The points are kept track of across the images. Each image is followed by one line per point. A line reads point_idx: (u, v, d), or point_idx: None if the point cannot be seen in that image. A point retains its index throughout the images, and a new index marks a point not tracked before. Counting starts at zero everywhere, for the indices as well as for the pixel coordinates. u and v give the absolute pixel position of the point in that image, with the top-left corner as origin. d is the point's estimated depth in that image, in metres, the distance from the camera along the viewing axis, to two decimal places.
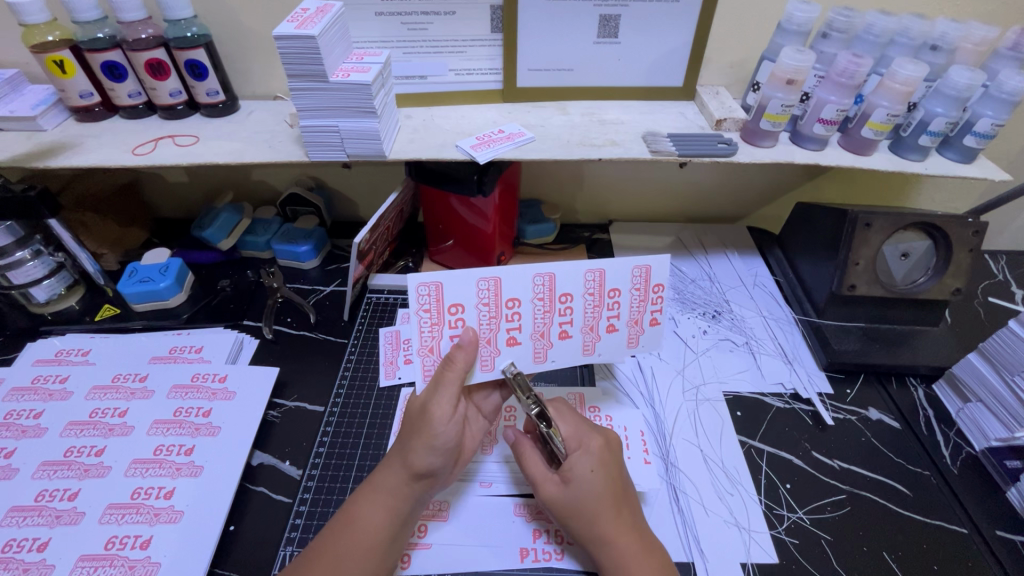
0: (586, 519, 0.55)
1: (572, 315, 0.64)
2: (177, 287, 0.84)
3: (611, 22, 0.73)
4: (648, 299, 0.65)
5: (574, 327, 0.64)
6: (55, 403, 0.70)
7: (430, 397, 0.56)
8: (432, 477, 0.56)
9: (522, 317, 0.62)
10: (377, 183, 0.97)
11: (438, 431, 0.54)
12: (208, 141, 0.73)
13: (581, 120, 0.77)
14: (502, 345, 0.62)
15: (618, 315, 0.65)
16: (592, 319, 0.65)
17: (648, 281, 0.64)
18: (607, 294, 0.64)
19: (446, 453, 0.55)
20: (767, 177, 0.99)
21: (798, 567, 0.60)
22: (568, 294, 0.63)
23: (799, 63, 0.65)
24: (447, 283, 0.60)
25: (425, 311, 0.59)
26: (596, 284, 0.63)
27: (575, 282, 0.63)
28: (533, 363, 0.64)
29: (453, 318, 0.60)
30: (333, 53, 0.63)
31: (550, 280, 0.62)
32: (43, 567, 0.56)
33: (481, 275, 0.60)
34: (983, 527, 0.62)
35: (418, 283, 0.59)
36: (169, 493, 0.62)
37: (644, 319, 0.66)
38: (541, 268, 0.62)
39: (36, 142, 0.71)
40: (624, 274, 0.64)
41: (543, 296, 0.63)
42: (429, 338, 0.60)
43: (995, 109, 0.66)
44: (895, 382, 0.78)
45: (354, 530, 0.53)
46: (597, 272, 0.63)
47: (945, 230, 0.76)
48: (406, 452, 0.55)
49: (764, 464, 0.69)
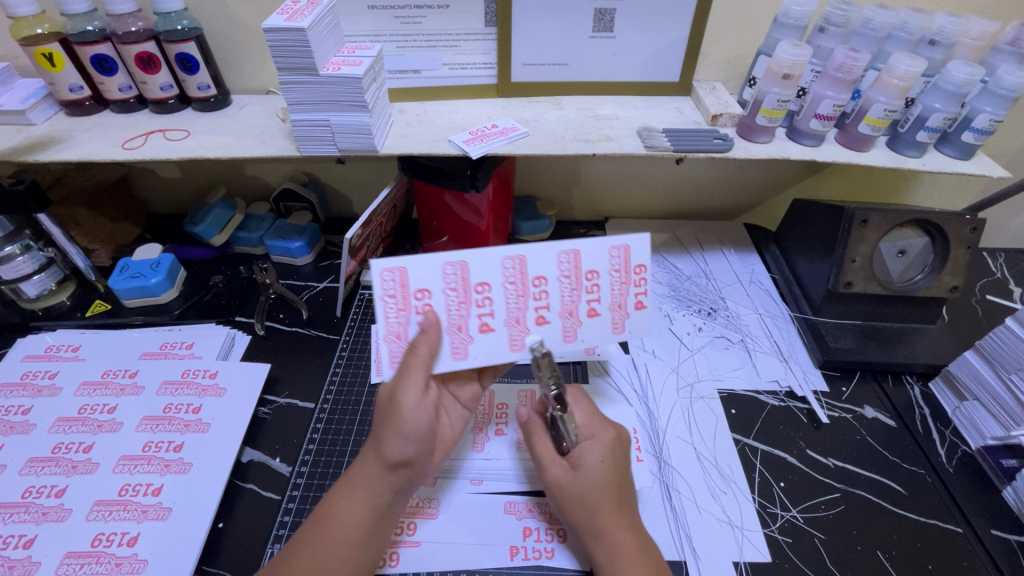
0: (586, 508, 0.54)
1: (549, 299, 0.59)
2: (169, 283, 0.83)
3: (606, 16, 0.72)
4: (631, 281, 0.60)
5: (551, 312, 0.59)
6: (43, 399, 0.69)
7: (397, 385, 0.53)
8: (410, 467, 0.54)
9: (494, 302, 0.58)
10: (371, 179, 0.97)
11: (408, 418, 0.52)
12: (199, 135, 0.72)
13: (575, 116, 0.77)
14: (474, 332, 0.58)
15: (599, 299, 0.60)
16: (570, 303, 0.60)
17: (628, 262, 0.60)
18: (584, 277, 0.59)
19: (420, 440, 0.53)
20: (765, 174, 0.98)
21: (790, 566, 0.59)
22: (542, 277, 0.58)
23: (796, 57, 0.64)
24: (413, 269, 0.56)
25: (390, 297, 0.56)
26: (571, 266, 0.59)
27: (548, 264, 0.58)
28: (509, 351, 0.59)
29: (420, 304, 0.56)
30: (323, 46, 0.63)
31: (521, 263, 0.57)
32: (28, 564, 0.55)
33: (447, 259, 0.56)
34: (979, 526, 0.62)
35: (380, 269, 0.55)
36: (157, 490, 0.61)
37: (628, 302, 0.61)
38: (511, 250, 0.57)
39: (25, 136, 0.70)
40: (602, 255, 0.59)
41: (514, 279, 0.58)
42: (396, 324, 0.56)
43: (994, 104, 0.66)
44: (891, 380, 0.77)
45: (332, 527, 0.52)
46: (571, 254, 0.58)
47: (943, 227, 0.75)
48: (380, 443, 0.53)
49: (758, 462, 0.68)
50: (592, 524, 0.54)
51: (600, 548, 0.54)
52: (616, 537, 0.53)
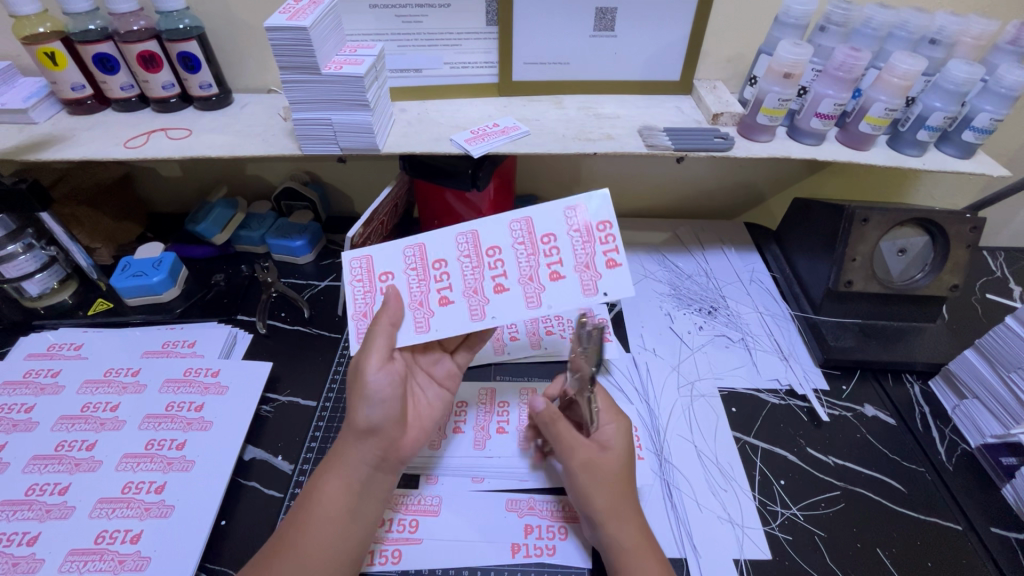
0: (606, 493, 0.56)
1: (505, 266, 0.58)
2: (170, 282, 0.84)
3: (607, 15, 0.72)
4: (593, 240, 0.57)
5: (509, 279, 0.58)
6: (46, 397, 0.70)
7: (361, 351, 0.55)
8: (380, 435, 0.55)
9: (451, 277, 0.59)
10: (372, 178, 0.97)
11: (372, 383, 0.53)
12: (201, 134, 0.72)
13: (577, 115, 0.77)
14: (435, 305, 0.58)
15: (560, 262, 0.57)
16: (529, 268, 0.58)
17: (586, 222, 0.58)
18: (540, 240, 0.58)
19: (385, 406, 0.54)
20: (764, 173, 0.98)
21: (791, 564, 0.59)
22: (496, 246, 0.59)
23: (797, 57, 0.64)
24: (378, 256, 0.61)
25: (357, 281, 0.60)
26: (524, 233, 0.59)
27: (499, 231, 0.59)
28: (471, 320, 0.57)
29: (383, 283, 0.59)
30: (325, 45, 0.63)
31: (474, 237, 0.59)
32: (32, 561, 0.55)
33: (406, 243, 0.61)
34: (978, 524, 0.62)
35: (351, 256, 0.61)
36: (160, 488, 0.62)
37: (594, 262, 0.57)
38: (464, 226, 0.60)
39: (27, 135, 0.71)
40: (555, 217, 0.58)
41: (468, 253, 0.59)
42: (362, 303, 0.59)
43: (995, 103, 0.66)
44: (891, 378, 0.77)
45: (318, 510, 0.52)
46: (523, 220, 0.59)
47: (943, 226, 0.75)
48: (350, 413, 0.54)
49: (758, 460, 0.68)
50: (599, 511, 0.55)
51: (609, 535, 0.54)
52: (626, 525, 0.55)
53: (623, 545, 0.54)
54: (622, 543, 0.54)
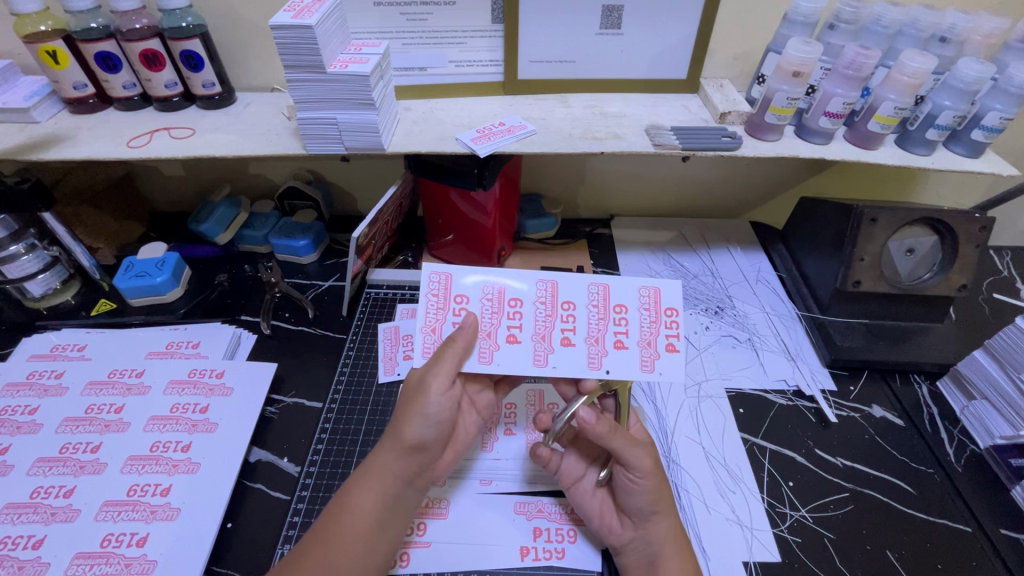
0: (657, 489, 0.56)
1: (576, 322, 0.60)
2: (173, 282, 0.83)
3: (614, 12, 0.72)
4: (660, 321, 0.61)
5: (577, 335, 0.60)
6: (50, 399, 0.69)
7: (427, 370, 0.55)
8: (425, 452, 0.55)
9: (523, 317, 0.60)
10: (375, 177, 0.96)
11: (432, 402, 0.54)
12: (205, 133, 0.71)
13: (583, 113, 0.76)
14: (502, 340, 0.58)
15: (626, 333, 0.60)
16: (597, 331, 0.60)
17: (659, 303, 0.62)
18: (612, 308, 0.61)
19: (439, 425, 0.55)
20: (771, 172, 0.97)
21: (800, 566, 0.59)
22: (571, 302, 0.61)
23: (806, 55, 0.64)
24: (457, 277, 0.61)
25: (432, 296, 0.60)
26: (600, 298, 0.62)
27: (578, 290, 0.62)
28: (532, 366, 0.58)
29: (457, 308, 0.60)
30: (330, 43, 0.62)
31: (554, 287, 0.62)
32: (37, 565, 0.55)
33: (491, 277, 0.61)
34: (988, 526, 0.62)
35: (431, 270, 0.61)
36: (166, 490, 0.61)
37: (658, 342, 0.60)
38: (545, 275, 0.62)
39: (29, 134, 0.70)
40: (630, 292, 0.62)
41: (545, 301, 0.61)
42: (434, 318, 0.59)
43: (1005, 102, 0.65)
44: (898, 379, 0.77)
45: (343, 520, 0.52)
46: (601, 287, 0.62)
47: (952, 226, 0.74)
48: (399, 427, 0.55)
49: (766, 461, 0.68)
50: (645, 508, 0.56)
51: (654, 531, 0.56)
52: (667, 518, 0.57)
53: (665, 538, 0.56)
54: (665, 537, 0.56)
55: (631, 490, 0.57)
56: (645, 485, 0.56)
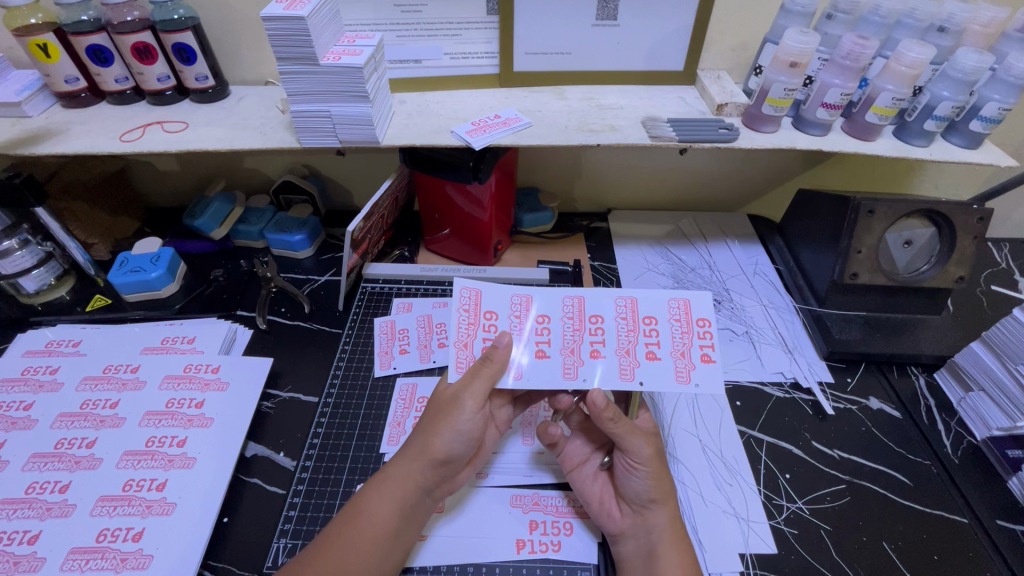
0: (656, 477, 0.57)
1: (605, 335, 0.60)
2: (169, 277, 0.83)
3: (609, 4, 0.71)
4: (692, 331, 0.61)
5: (607, 347, 0.59)
6: (45, 395, 0.69)
7: (462, 387, 0.55)
8: (449, 465, 0.56)
9: (552, 332, 0.59)
10: (371, 171, 0.96)
11: (465, 418, 0.55)
12: (198, 127, 0.71)
13: (578, 106, 0.76)
14: (531, 355, 0.58)
15: (658, 343, 0.60)
16: (627, 343, 0.60)
17: (689, 314, 0.62)
18: (642, 321, 0.61)
19: (466, 441, 0.56)
20: (769, 165, 0.97)
21: (797, 558, 0.59)
22: (600, 316, 0.61)
23: (803, 45, 0.63)
24: (486, 294, 0.62)
25: (464, 310, 0.60)
26: (628, 311, 0.62)
27: (605, 305, 0.62)
28: (563, 379, 0.56)
29: (488, 323, 0.60)
30: (322, 36, 0.61)
31: (580, 303, 0.62)
32: (33, 560, 0.55)
33: (513, 291, 0.62)
34: (985, 517, 0.62)
35: (461, 285, 0.62)
36: (162, 485, 0.61)
37: (692, 352, 0.59)
38: (571, 292, 0.63)
39: (21, 129, 0.69)
40: (659, 305, 0.63)
41: (573, 316, 0.61)
42: (465, 333, 0.59)
43: (1003, 92, 0.64)
44: (896, 371, 0.77)
45: (359, 522, 0.53)
46: (629, 301, 0.63)
47: (950, 217, 0.74)
48: (427, 438, 0.55)
49: (763, 454, 0.68)
50: (643, 495, 0.57)
51: (652, 520, 0.56)
52: (666, 508, 0.57)
53: (663, 528, 0.56)
54: (662, 527, 0.56)
55: (631, 475, 0.57)
56: (645, 472, 0.56)
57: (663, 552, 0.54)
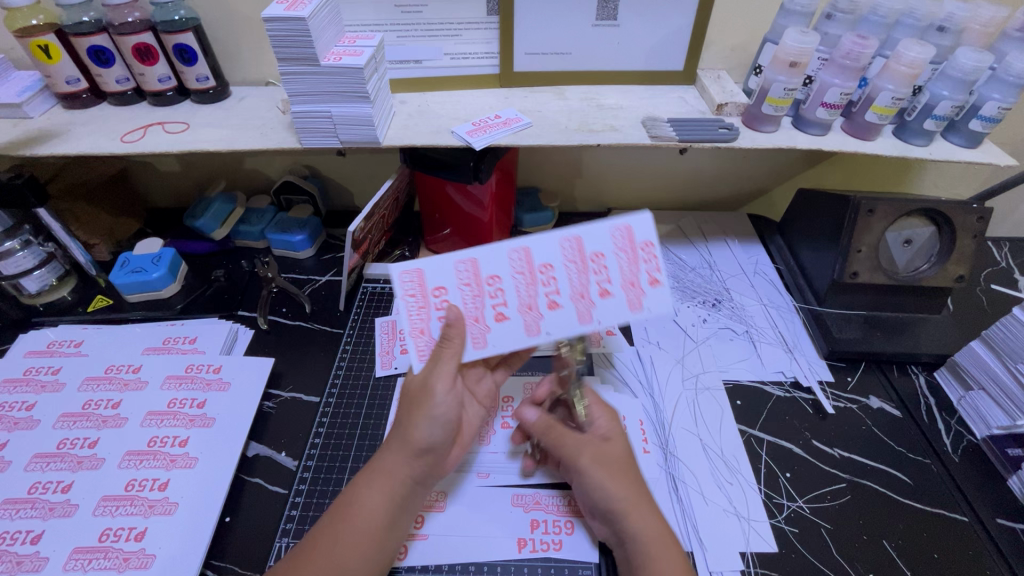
0: (616, 487, 0.54)
1: (559, 284, 0.56)
2: (170, 278, 0.83)
3: (609, 4, 0.71)
4: (639, 260, 0.56)
5: (563, 296, 0.56)
6: (48, 395, 0.69)
7: (429, 372, 0.55)
8: (433, 454, 0.56)
9: (505, 293, 0.56)
10: (371, 171, 0.96)
11: (438, 404, 0.55)
12: (199, 128, 0.71)
13: (579, 106, 0.76)
14: (491, 321, 0.56)
15: (609, 279, 0.56)
16: (580, 285, 0.56)
17: (634, 240, 0.56)
18: (590, 259, 0.56)
19: (445, 425, 0.56)
20: (768, 164, 0.97)
21: (798, 557, 0.59)
22: (549, 264, 0.56)
23: (803, 45, 0.63)
24: (430, 269, 0.56)
25: (409, 296, 0.56)
26: (576, 251, 0.56)
27: (551, 250, 0.56)
28: (527, 338, 0.56)
29: (438, 300, 0.56)
30: (323, 36, 0.62)
31: (526, 253, 0.56)
32: (36, 560, 0.55)
33: (457, 257, 0.56)
34: (984, 515, 0.62)
35: (399, 270, 0.55)
36: (164, 485, 0.61)
37: (642, 279, 0.56)
38: (516, 241, 0.56)
39: (23, 130, 0.69)
40: (603, 235, 0.56)
41: (523, 270, 0.56)
42: (419, 320, 0.56)
43: (1003, 92, 0.65)
44: (896, 370, 0.77)
45: (349, 517, 0.53)
46: (576, 238, 0.56)
47: (950, 217, 0.74)
48: (405, 430, 0.55)
49: (763, 453, 0.68)
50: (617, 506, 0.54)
51: (630, 530, 0.53)
52: (641, 518, 0.53)
53: (644, 535, 0.52)
54: (643, 535, 0.52)
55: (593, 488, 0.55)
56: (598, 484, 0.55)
57: (648, 559, 0.51)
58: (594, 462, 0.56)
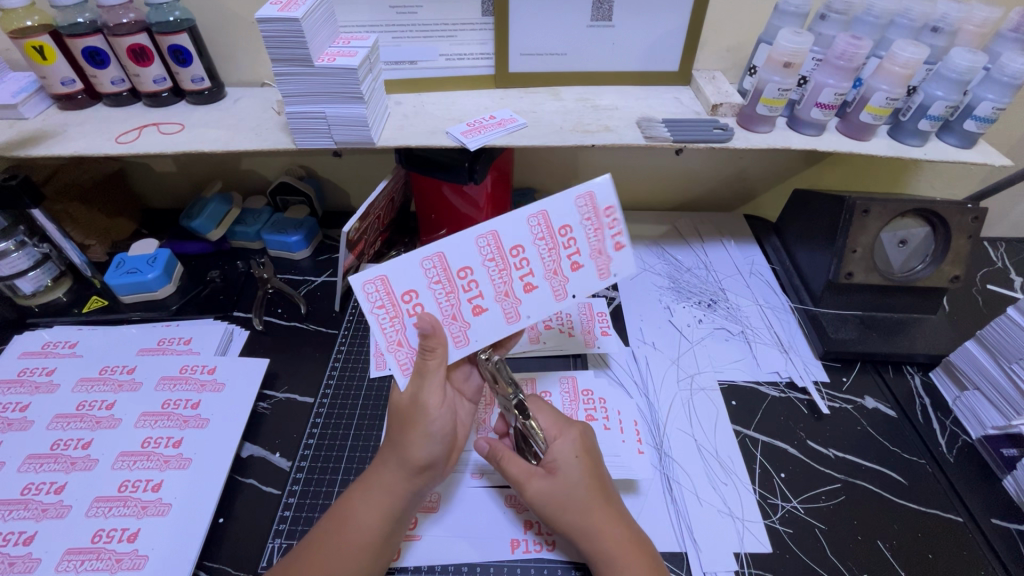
0: (578, 514, 0.54)
1: (530, 265, 0.58)
2: (166, 278, 0.83)
3: (604, 4, 0.71)
4: (604, 226, 0.57)
5: (536, 276, 0.58)
6: (42, 396, 0.69)
7: (420, 388, 0.55)
8: (432, 470, 0.56)
9: (479, 283, 0.57)
10: (368, 172, 0.96)
11: (434, 420, 0.55)
12: (194, 129, 0.71)
13: (575, 106, 0.76)
14: (469, 317, 0.57)
15: (578, 251, 0.58)
16: (552, 263, 0.58)
17: (597, 206, 0.57)
18: (559, 234, 0.57)
19: (444, 441, 0.56)
20: (764, 164, 0.97)
21: (792, 557, 0.59)
22: (518, 245, 0.57)
23: (797, 45, 0.63)
24: (394, 273, 0.56)
25: (379, 308, 0.56)
26: (543, 227, 0.57)
27: (518, 232, 0.57)
28: (508, 325, 0.58)
29: (411, 305, 0.56)
30: (317, 37, 0.62)
31: (494, 238, 0.57)
32: (28, 561, 0.55)
33: (423, 256, 0.56)
34: (979, 515, 0.62)
35: (362, 281, 0.55)
36: (157, 486, 0.61)
37: (608, 245, 0.58)
38: (482, 228, 0.57)
39: (18, 131, 0.70)
40: (568, 206, 0.56)
41: (493, 256, 0.57)
42: (393, 332, 0.56)
43: (997, 92, 0.65)
44: (891, 370, 0.77)
45: (346, 531, 0.53)
46: (540, 215, 0.57)
47: (945, 218, 0.75)
48: (403, 450, 0.55)
49: (758, 453, 0.68)
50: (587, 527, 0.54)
51: (602, 549, 0.53)
52: (609, 540, 0.53)
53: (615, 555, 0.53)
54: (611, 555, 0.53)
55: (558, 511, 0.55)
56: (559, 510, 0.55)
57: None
58: (541, 496, 0.55)
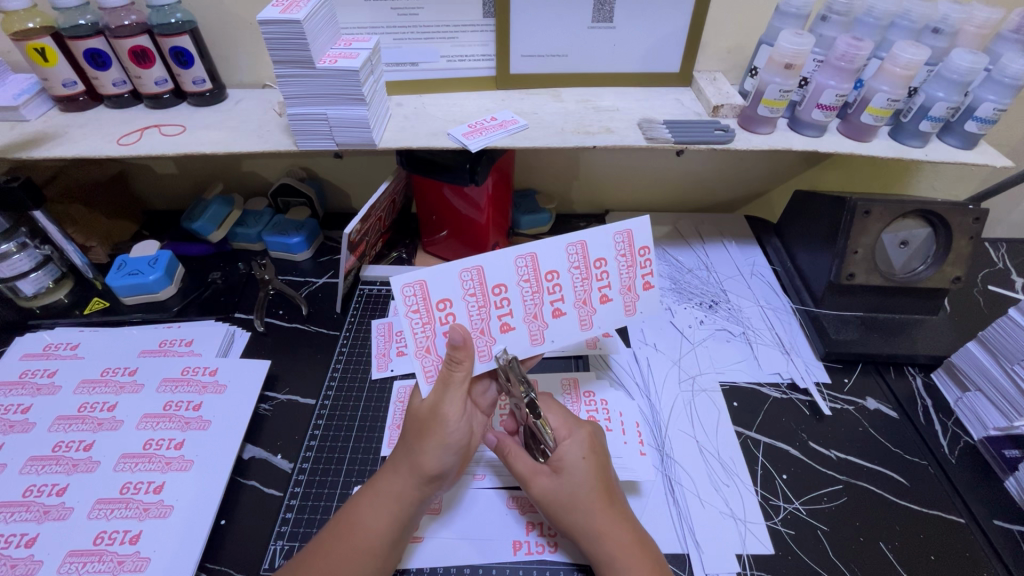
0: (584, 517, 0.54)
1: (562, 291, 0.61)
2: (167, 279, 0.83)
3: (605, 6, 0.71)
4: (637, 264, 0.62)
5: (566, 303, 0.61)
6: (43, 398, 0.69)
7: (440, 398, 0.55)
8: (440, 480, 0.56)
9: (511, 302, 0.60)
10: (369, 173, 0.96)
11: (452, 431, 0.55)
12: (195, 130, 0.71)
13: (576, 107, 0.76)
14: (496, 333, 0.60)
15: (609, 285, 0.62)
16: (583, 293, 0.62)
17: (634, 245, 0.61)
18: (594, 266, 0.61)
19: (458, 452, 0.56)
20: (765, 165, 0.97)
21: (794, 558, 0.59)
22: (554, 271, 0.60)
23: (799, 47, 0.63)
24: (432, 279, 0.57)
25: (414, 312, 0.57)
26: (580, 257, 0.60)
27: (557, 258, 0.60)
28: (531, 346, 0.61)
29: (444, 314, 0.58)
30: (319, 39, 0.62)
31: (533, 260, 0.59)
32: (30, 563, 0.55)
33: (462, 267, 0.57)
34: (982, 517, 0.62)
35: (402, 284, 0.56)
36: (159, 488, 0.61)
37: (637, 283, 0.63)
38: (522, 249, 0.59)
39: (20, 133, 0.70)
40: (606, 242, 0.61)
41: (529, 278, 0.60)
42: (424, 338, 0.57)
43: (998, 93, 0.65)
44: (893, 371, 0.77)
45: (354, 535, 0.53)
46: (579, 244, 0.60)
47: (946, 219, 0.75)
48: (415, 456, 0.55)
49: (760, 455, 0.68)
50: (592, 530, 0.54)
51: (608, 552, 0.53)
52: (615, 542, 0.53)
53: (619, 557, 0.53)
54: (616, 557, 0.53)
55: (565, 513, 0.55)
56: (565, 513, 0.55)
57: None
58: (547, 493, 0.56)
